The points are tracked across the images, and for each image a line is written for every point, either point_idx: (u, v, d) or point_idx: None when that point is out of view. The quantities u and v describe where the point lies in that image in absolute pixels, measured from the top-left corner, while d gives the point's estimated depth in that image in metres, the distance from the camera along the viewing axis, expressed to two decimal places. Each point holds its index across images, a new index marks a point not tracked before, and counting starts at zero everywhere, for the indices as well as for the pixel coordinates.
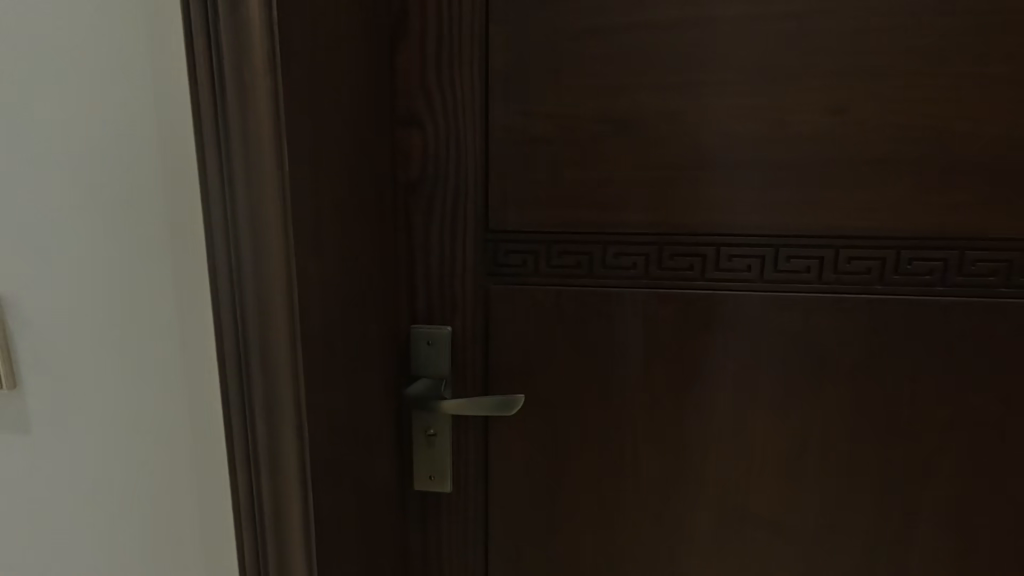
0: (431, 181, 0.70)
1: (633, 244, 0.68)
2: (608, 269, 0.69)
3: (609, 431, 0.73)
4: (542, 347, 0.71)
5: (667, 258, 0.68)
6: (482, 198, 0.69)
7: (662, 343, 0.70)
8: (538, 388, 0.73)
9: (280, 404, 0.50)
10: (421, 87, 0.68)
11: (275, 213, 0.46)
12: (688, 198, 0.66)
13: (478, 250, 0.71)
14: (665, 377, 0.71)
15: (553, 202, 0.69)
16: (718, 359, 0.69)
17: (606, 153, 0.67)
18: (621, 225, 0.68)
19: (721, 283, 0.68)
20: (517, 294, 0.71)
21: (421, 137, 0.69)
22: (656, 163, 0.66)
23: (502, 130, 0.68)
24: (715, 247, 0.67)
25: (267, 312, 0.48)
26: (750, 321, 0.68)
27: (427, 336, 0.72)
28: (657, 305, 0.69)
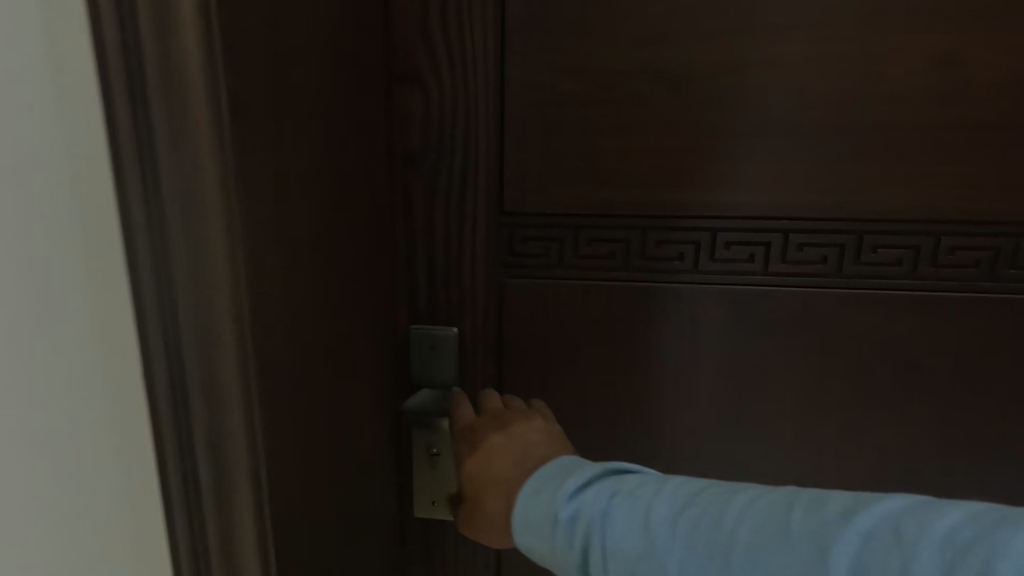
0: (435, 151, 0.57)
1: (680, 231, 0.56)
2: (648, 261, 0.57)
3: (643, 452, 0.62)
4: (567, 353, 0.60)
5: (722, 247, 0.56)
6: (497, 172, 0.57)
7: (713, 350, 0.58)
8: (561, 401, 0.61)
9: (230, 457, 0.35)
10: (422, 36, 0.55)
11: (214, 185, 0.31)
12: (752, 173, 0.54)
13: (491, 236, 0.59)
14: (714, 390, 0.59)
15: (582, 179, 0.56)
16: (780, 370, 0.57)
17: (648, 118, 0.54)
18: (665, 207, 0.56)
19: (787, 279, 0.55)
20: (536, 290, 0.59)
21: (422, 99, 0.56)
22: (712, 128, 0.53)
23: (520, 91, 0.55)
24: (783, 234, 0.54)
25: (204, 330, 0.33)
26: (822, 324, 0.56)
27: (428, 338, 0.61)
28: (707, 304, 0.57)
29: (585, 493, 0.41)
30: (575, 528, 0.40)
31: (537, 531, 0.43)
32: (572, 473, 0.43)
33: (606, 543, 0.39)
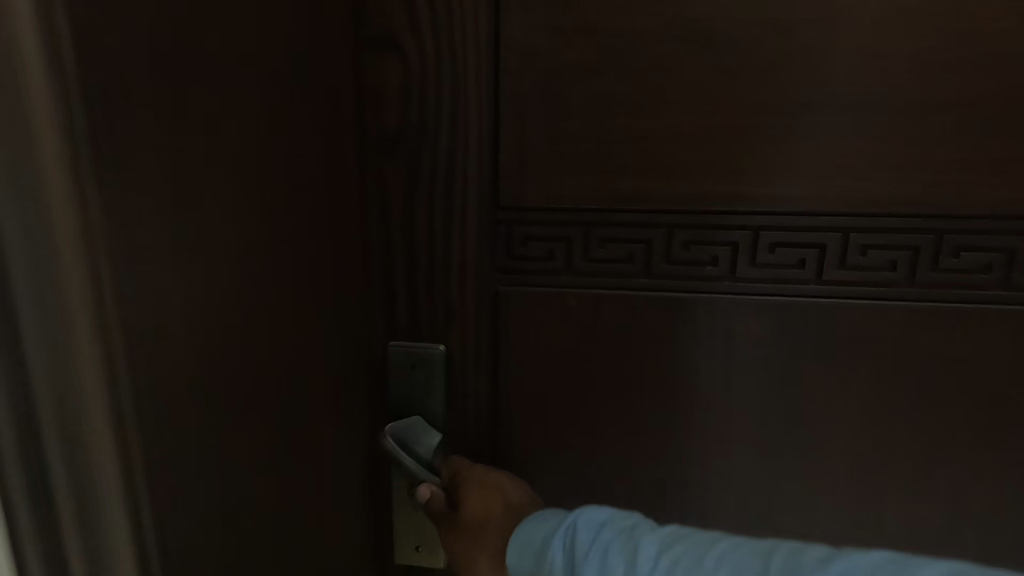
0: (415, 133, 0.47)
1: (712, 230, 0.46)
2: (673, 267, 0.47)
3: (665, 493, 0.52)
4: (575, 375, 0.51)
5: (764, 250, 0.46)
6: (491, 159, 0.47)
7: (751, 373, 0.48)
8: (567, 431, 0.52)
9: (95, 521, 0.24)
10: None
11: (41, 105, 0.20)
12: (804, 158, 0.43)
13: (485, 237, 0.49)
14: (752, 421, 0.49)
15: (592, 167, 0.47)
16: (833, 398, 0.48)
17: (674, 92, 0.44)
18: (694, 200, 0.46)
19: (844, 288, 0.45)
20: (536, 300, 0.50)
21: (402, 68, 0.46)
22: (754, 103, 0.43)
23: (518, 59, 0.45)
24: (842, 235, 0.44)
25: (31, 335, 0.21)
26: (887, 344, 0.46)
27: (411, 357, 0.51)
28: (744, 318, 0.47)
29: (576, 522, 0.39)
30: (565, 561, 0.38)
31: (532, 561, 0.40)
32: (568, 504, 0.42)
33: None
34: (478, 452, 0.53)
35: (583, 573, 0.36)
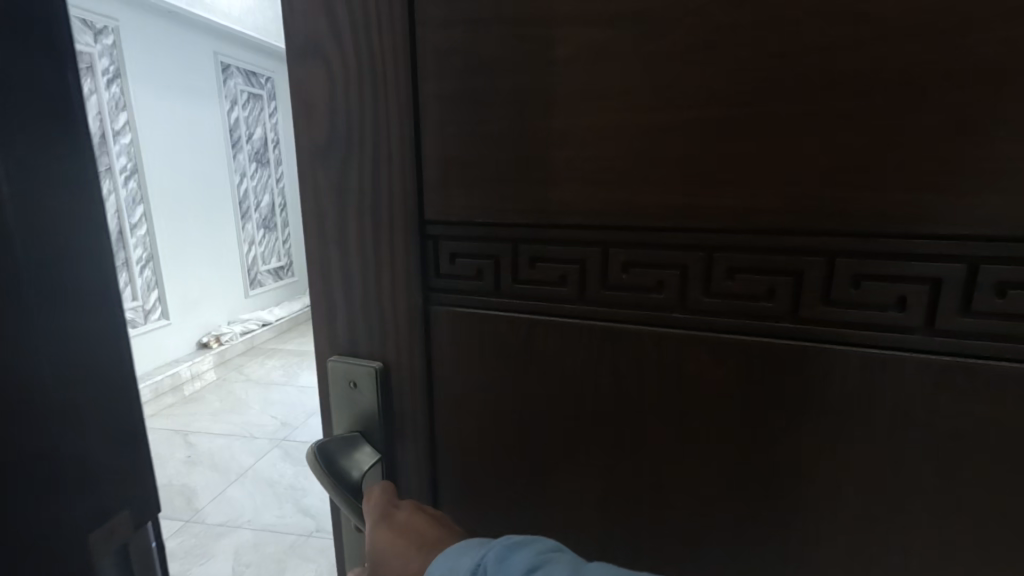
0: (342, 140, 0.44)
1: (657, 251, 0.39)
2: (613, 291, 0.41)
3: (610, 532, 0.47)
4: (510, 399, 0.48)
5: (721, 276, 0.38)
6: (415, 171, 0.44)
7: (709, 420, 0.40)
8: (504, 455, 0.50)
9: None
10: None
11: None
12: (781, 160, 0.33)
13: (413, 253, 0.46)
14: (709, 477, 0.42)
15: (520, 180, 0.42)
16: (816, 463, 0.38)
17: (611, 84, 0.37)
18: (637, 216, 0.38)
19: (827, 328, 0.36)
20: (468, 322, 0.48)
21: (315, 78, 0.44)
22: (713, 90, 0.34)
23: (435, 65, 0.42)
24: (825, 261, 0.35)
25: None
26: (896, 405, 0.35)
27: (348, 375, 0.51)
28: (699, 357, 0.39)
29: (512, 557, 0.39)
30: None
31: None
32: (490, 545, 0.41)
33: None
34: (417, 468, 0.53)
35: None
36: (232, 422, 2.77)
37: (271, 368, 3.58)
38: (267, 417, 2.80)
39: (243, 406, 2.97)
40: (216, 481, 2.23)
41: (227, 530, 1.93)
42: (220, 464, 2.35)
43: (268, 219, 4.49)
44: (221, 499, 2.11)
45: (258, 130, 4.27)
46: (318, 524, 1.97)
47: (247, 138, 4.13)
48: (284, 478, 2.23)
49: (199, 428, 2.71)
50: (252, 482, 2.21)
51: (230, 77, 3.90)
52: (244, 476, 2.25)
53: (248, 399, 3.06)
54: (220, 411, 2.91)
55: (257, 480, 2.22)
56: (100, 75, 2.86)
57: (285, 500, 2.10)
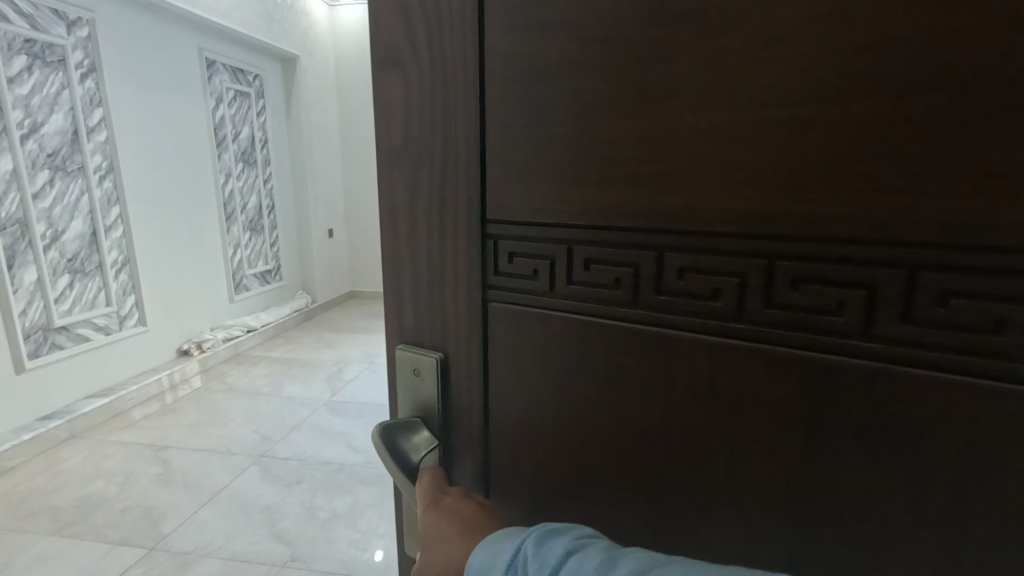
0: (416, 146, 0.47)
1: (718, 258, 0.39)
2: (671, 297, 0.42)
3: (657, 531, 0.47)
4: (564, 395, 0.49)
5: (784, 287, 0.38)
6: (481, 174, 0.47)
7: (766, 430, 0.40)
8: (557, 448, 0.51)
9: None
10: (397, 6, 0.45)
11: None
12: (861, 161, 0.33)
13: (475, 253, 0.49)
14: (766, 491, 0.41)
15: (583, 182, 0.43)
16: (886, 485, 0.37)
17: (685, 84, 0.37)
18: (703, 221, 0.39)
19: (900, 348, 0.35)
20: (525, 320, 0.49)
21: (391, 84, 0.46)
22: (797, 89, 0.34)
23: (501, 67, 0.44)
24: (901, 276, 0.34)
25: None
26: (981, 432, 0.33)
27: (413, 364, 0.53)
28: (758, 368, 0.39)
29: (551, 542, 0.44)
30: (540, 561, 0.43)
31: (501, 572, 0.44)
32: (529, 531, 0.47)
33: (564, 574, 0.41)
34: (471, 460, 0.56)
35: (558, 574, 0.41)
36: (212, 435, 2.70)
37: (254, 379, 3.49)
38: (248, 433, 2.73)
39: (223, 420, 2.88)
40: (188, 502, 2.15)
41: (194, 558, 1.84)
42: (194, 483, 2.28)
43: (254, 221, 4.39)
44: (194, 520, 2.03)
45: (243, 130, 4.19)
46: (291, 553, 1.88)
47: (232, 139, 4.04)
48: (257, 501, 2.17)
49: (177, 442, 2.63)
50: (225, 506, 2.12)
51: (215, 74, 3.83)
52: (217, 498, 2.18)
53: (228, 413, 2.97)
54: (199, 424, 2.83)
55: (234, 501, 2.16)
56: (74, 69, 2.77)
57: (259, 522, 2.03)
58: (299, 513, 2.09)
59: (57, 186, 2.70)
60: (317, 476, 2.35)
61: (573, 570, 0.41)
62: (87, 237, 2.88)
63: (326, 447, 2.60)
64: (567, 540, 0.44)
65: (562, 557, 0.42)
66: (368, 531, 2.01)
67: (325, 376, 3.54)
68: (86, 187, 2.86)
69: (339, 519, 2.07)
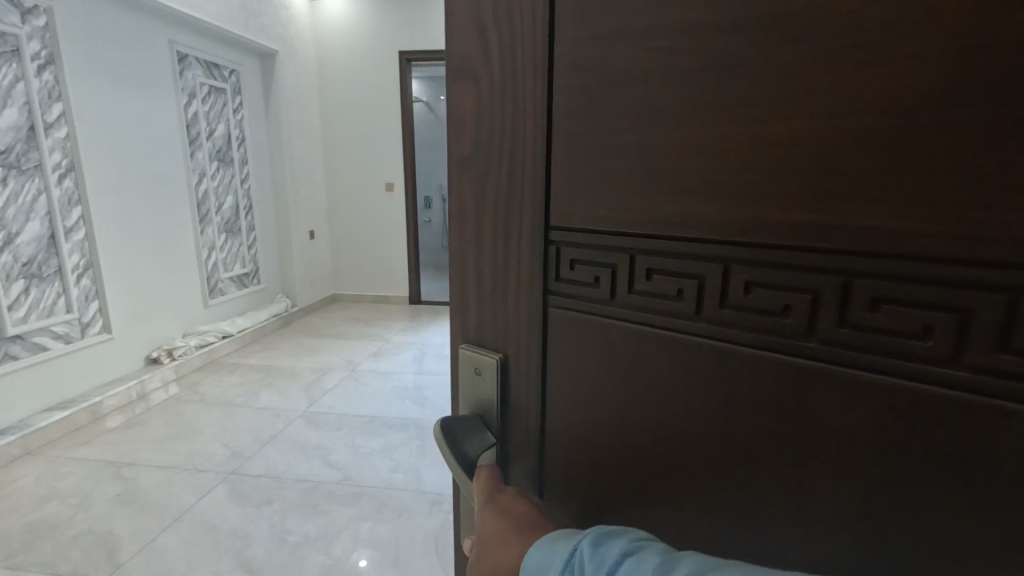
0: (484, 151, 0.48)
1: (789, 273, 0.39)
2: (736, 312, 0.43)
3: (704, 534, 0.48)
4: (621, 400, 0.50)
5: (862, 305, 0.37)
6: (545, 183, 0.48)
7: (836, 449, 0.39)
8: (611, 451, 0.52)
9: None
10: (474, 19, 0.48)
11: None
12: (952, 173, 0.31)
13: (536, 259, 0.50)
14: (830, 508, 0.40)
15: (646, 190, 0.45)
16: (968, 516, 0.35)
17: (759, 91, 0.38)
18: (774, 231, 0.39)
19: (1000, 378, 0.33)
20: (584, 327, 0.51)
21: (463, 91, 0.48)
22: (883, 96, 0.33)
23: (569, 74, 0.45)
24: (999, 302, 0.32)
25: None
26: None
27: (474, 365, 0.53)
28: (829, 389, 0.39)
29: (607, 546, 0.44)
30: (597, 563, 0.43)
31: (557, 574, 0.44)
32: (584, 534, 0.47)
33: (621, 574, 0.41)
34: (526, 461, 0.57)
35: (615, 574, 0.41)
36: (182, 453, 2.58)
37: (229, 390, 3.34)
38: (220, 450, 2.62)
39: (193, 436, 2.75)
40: (151, 526, 2.03)
41: None
42: (154, 506, 2.15)
43: (229, 223, 4.23)
44: (154, 548, 1.91)
45: (218, 128, 4.04)
46: None
47: (204, 138, 3.87)
48: (225, 522, 2.06)
49: (141, 461, 2.49)
50: (189, 530, 2.01)
51: (188, 70, 3.70)
52: (180, 521, 2.07)
53: (202, 426, 2.86)
54: (171, 438, 2.71)
55: (200, 523, 2.05)
56: (30, 61, 2.61)
57: (223, 550, 1.91)
58: (269, 536, 1.99)
59: (2, 187, 2.51)
60: (290, 496, 2.24)
61: (631, 571, 0.41)
62: (44, 241, 2.73)
63: (302, 464, 2.49)
64: (623, 542, 0.44)
65: (619, 557, 0.42)
66: (341, 557, 1.89)
67: (303, 388, 3.41)
68: (44, 187, 2.70)
69: (310, 544, 1.95)
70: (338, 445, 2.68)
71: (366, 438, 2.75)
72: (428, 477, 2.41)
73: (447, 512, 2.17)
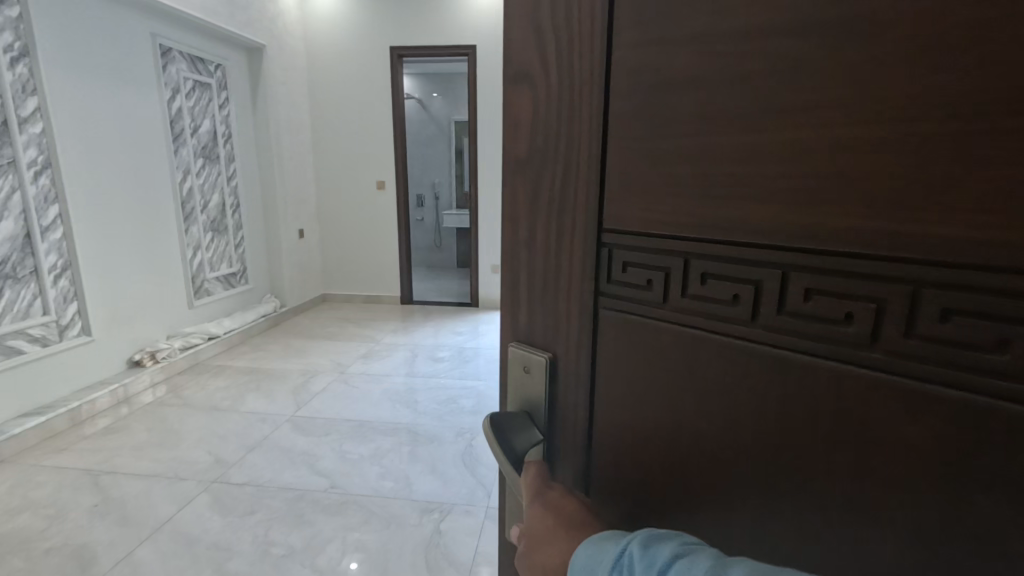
0: (539, 157, 0.51)
1: (853, 281, 0.39)
2: (794, 318, 0.43)
3: (750, 542, 0.47)
4: (669, 404, 0.50)
5: (931, 317, 0.36)
6: (599, 187, 0.49)
7: (897, 460, 0.38)
8: (658, 454, 0.52)
9: None
10: (533, 30, 0.51)
11: None
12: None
13: (588, 262, 0.51)
14: (892, 520, 0.39)
15: (701, 193, 0.44)
16: None
17: (827, 96, 0.38)
18: (836, 237, 0.39)
19: None
20: (634, 330, 0.51)
21: (521, 97, 0.50)
22: (964, 101, 0.33)
23: (627, 79, 0.46)
24: None
25: None
26: None
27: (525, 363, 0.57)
28: (895, 401, 0.38)
29: (658, 549, 0.43)
30: (648, 567, 0.42)
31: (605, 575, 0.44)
32: (633, 535, 0.46)
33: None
34: (573, 460, 0.58)
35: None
36: (165, 461, 2.50)
37: (214, 394, 3.25)
38: (204, 458, 2.55)
39: (179, 442, 2.68)
40: (127, 539, 1.96)
41: None
42: (134, 518, 2.08)
43: (216, 224, 4.12)
44: (129, 562, 1.84)
45: (202, 124, 3.92)
46: None
47: (189, 136, 3.77)
48: (206, 535, 1.99)
49: (121, 470, 2.41)
50: (168, 543, 1.95)
51: (171, 64, 3.59)
52: (159, 533, 2.00)
53: (186, 433, 2.78)
54: (155, 445, 2.64)
55: (177, 537, 1.98)
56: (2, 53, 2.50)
57: (203, 565, 1.84)
58: (252, 549, 1.92)
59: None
60: (274, 507, 2.17)
61: (682, 574, 0.40)
62: (19, 241, 2.63)
63: (288, 474, 2.42)
64: (675, 545, 0.43)
65: (669, 561, 0.41)
66: (324, 569, 1.83)
67: (291, 393, 3.32)
68: (20, 185, 2.61)
69: (296, 557, 1.89)
70: (327, 453, 2.61)
71: (360, 444, 2.70)
72: (420, 486, 2.34)
73: (438, 521, 2.10)
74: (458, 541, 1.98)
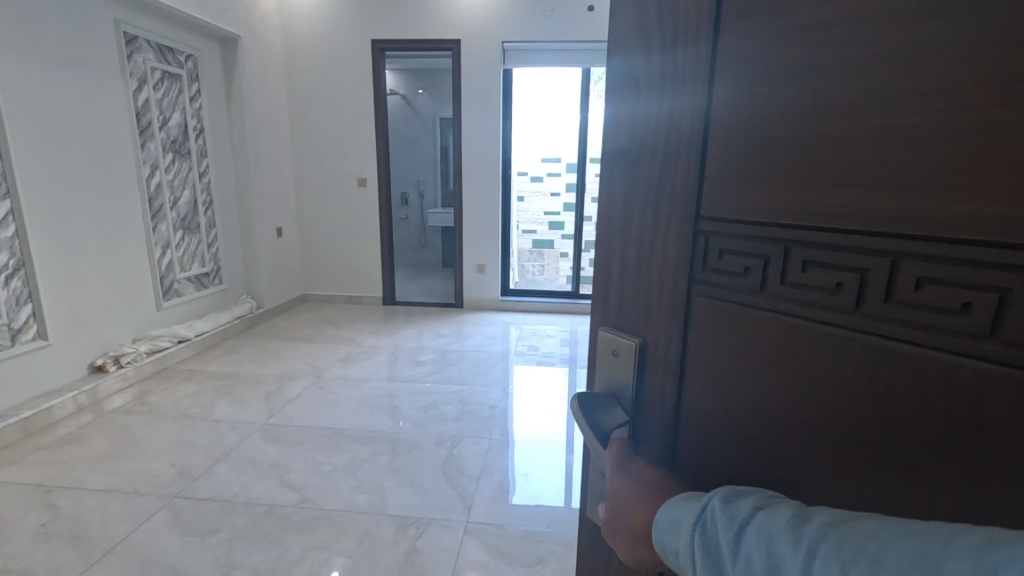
0: (638, 152, 0.57)
1: (974, 270, 0.37)
2: (902, 310, 0.41)
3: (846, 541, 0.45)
4: (760, 394, 0.50)
5: None
6: (698, 178, 0.52)
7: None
8: (746, 444, 0.51)
9: None
10: (637, 31, 0.55)
11: None
12: None
13: (683, 249, 0.55)
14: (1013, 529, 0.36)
15: (807, 180, 0.44)
16: None
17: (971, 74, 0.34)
18: (962, 227, 0.36)
19: None
20: (724, 316, 0.52)
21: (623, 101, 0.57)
22: None
23: (733, 67, 0.47)
24: None
25: None
26: None
27: (614, 346, 0.64)
28: (1018, 397, 0.35)
29: (739, 504, 0.42)
30: (732, 520, 0.41)
31: (687, 530, 0.43)
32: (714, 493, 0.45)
33: (756, 527, 0.39)
34: (657, 443, 0.61)
35: (749, 530, 0.39)
36: (123, 474, 2.35)
37: (189, 401, 3.10)
38: (172, 469, 2.41)
39: (149, 450, 2.55)
40: (77, 561, 1.83)
41: None
42: (86, 538, 1.94)
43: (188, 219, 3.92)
44: None
45: (172, 117, 3.72)
46: None
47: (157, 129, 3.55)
48: (164, 556, 1.88)
49: (78, 482, 2.26)
50: (121, 565, 1.83)
51: (139, 53, 3.39)
52: (114, 551, 1.89)
53: (157, 440, 2.65)
54: (124, 453, 2.51)
55: (130, 559, 1.86)
56: None
57: None
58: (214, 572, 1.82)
59: None
60: (239, 526, 2.05)
61: (765, 522, 0.39)
62: None
63: (256, 489, 2.30)
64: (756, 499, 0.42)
65: (751, 512, 0.40)
66: None
67: (272, 400, 3.18)
68: None
69: None
70: (309, 465, 2.50)
71: (343, 457, 2.59)
72: (402, 503, 2.24)
73: (413, 538, 2.02)
74: (434, 561, 1.90)
